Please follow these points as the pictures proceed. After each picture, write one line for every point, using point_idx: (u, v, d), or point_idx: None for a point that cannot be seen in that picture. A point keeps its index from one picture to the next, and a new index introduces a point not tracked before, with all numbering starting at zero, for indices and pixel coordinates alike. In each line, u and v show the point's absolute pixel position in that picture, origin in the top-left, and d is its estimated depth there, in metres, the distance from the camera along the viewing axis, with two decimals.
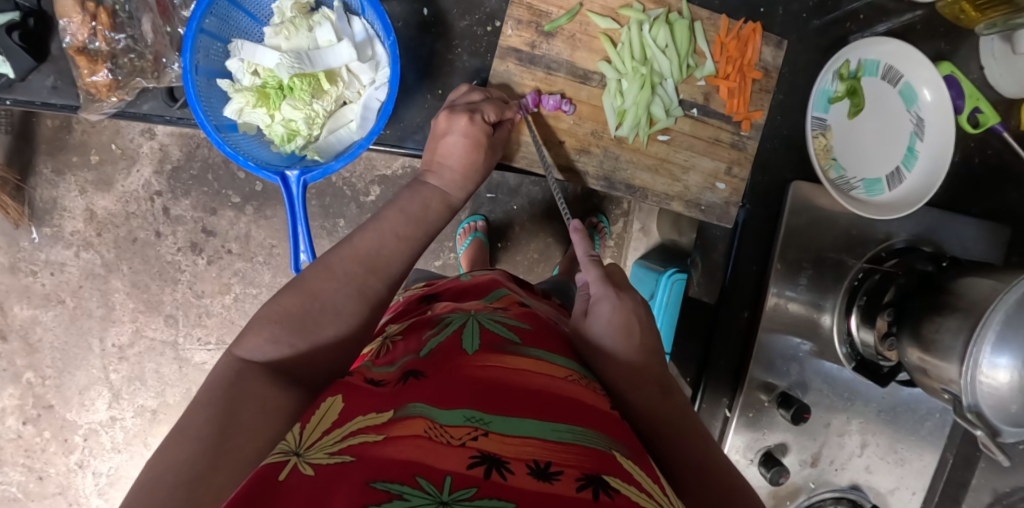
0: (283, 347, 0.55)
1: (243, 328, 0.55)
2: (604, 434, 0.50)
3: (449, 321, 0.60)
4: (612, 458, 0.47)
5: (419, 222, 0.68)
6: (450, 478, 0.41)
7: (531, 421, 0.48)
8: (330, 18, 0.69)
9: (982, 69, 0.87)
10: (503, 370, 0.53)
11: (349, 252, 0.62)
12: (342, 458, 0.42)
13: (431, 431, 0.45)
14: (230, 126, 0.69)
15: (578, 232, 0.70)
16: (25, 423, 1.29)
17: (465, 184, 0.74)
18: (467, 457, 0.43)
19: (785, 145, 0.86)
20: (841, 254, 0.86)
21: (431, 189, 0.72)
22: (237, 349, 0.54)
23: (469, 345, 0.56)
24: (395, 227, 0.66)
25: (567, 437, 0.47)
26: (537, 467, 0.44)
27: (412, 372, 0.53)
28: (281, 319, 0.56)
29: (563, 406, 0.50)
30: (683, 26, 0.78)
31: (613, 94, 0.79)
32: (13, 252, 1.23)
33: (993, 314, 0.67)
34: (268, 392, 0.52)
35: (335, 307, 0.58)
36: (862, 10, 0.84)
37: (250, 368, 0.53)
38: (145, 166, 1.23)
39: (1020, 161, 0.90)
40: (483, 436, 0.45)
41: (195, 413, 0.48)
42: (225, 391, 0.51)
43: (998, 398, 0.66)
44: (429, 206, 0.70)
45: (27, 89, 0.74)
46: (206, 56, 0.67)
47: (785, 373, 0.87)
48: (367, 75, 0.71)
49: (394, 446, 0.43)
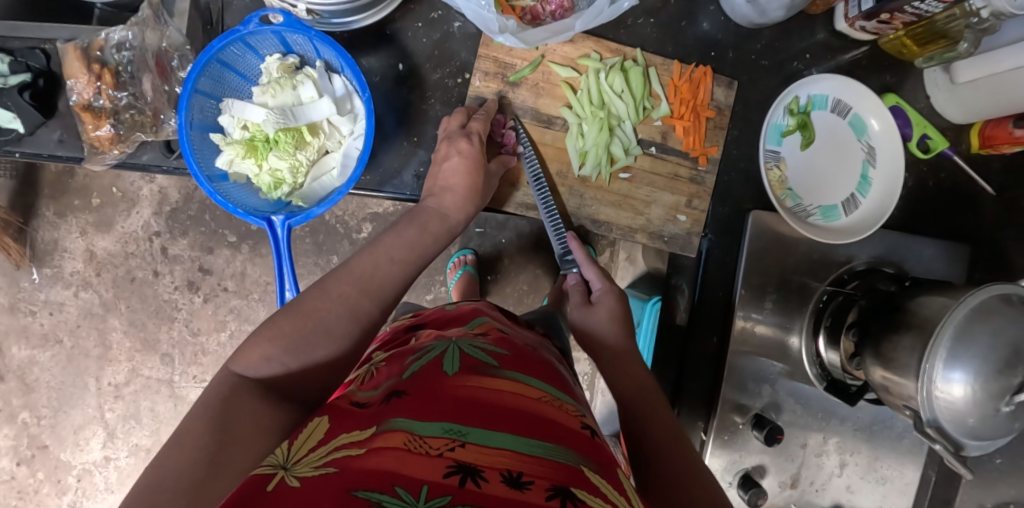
0: (277, 365, 0.60)
1: (241, 346, 0.60)
2: (574, 450, 0.53)
3: (431, 347, 0.64)
4: (580, 472, 0.51)
5: (415, 246, 0.74)
6: (426, 488, 0.44)
7: (505, 434, 0.51)
8: (312, 77, 0.75)
9: (928, 98, 0.93)
10: (480, 390, 0.57)
11: (346, 275, 0.67)
12: (326, 469, 0.46)
13: (410, 442, 0.49)
14: (221, 176, 0.74)
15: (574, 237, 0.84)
16: (19, 463, 1.32)
17: (465, 204, 0.79)
18: (443, 468, 0.46)
19: (743, 177, 0.91)
20: (804, 277, 0.90)
21: (428, 214, 0.77)
22: (234, 365, 0.58)
23: (449, 367, 0.60)
24: (389, 252, 0.71)
25: (538, 450, 0.51)
26: (511, 476, 0.47)
27: (395, 392, 0.57)
28: (276, 339, 0.60)
29: (535, 423, 0.54)
30: (638, 72, 0.85)
31: (575, 136, 0.85)
32: (14, 292, 1.29)
33: (943, 331, 0.69)
34: (261, 406, 0.56)
35: (326, 326, 0.63)
36: (808, 50, 0.91)
37: (245, 383, 0.57)
38: (144, 208, 1.29)
39: (974, 182, 0.95)
40: (460, 447, 0.49)
41: (192, 420, 0.52)
42: (221, 403, 0.54)
43: (954, 412, 0.69)
44: (425, 231, 0.75)
45: (35, 142, 0.79)
46: (200, 113, 0.73)
47: (758, 394, 0.91)
48: (347, 127, 0.77)
49: (375, 457, 0.47)
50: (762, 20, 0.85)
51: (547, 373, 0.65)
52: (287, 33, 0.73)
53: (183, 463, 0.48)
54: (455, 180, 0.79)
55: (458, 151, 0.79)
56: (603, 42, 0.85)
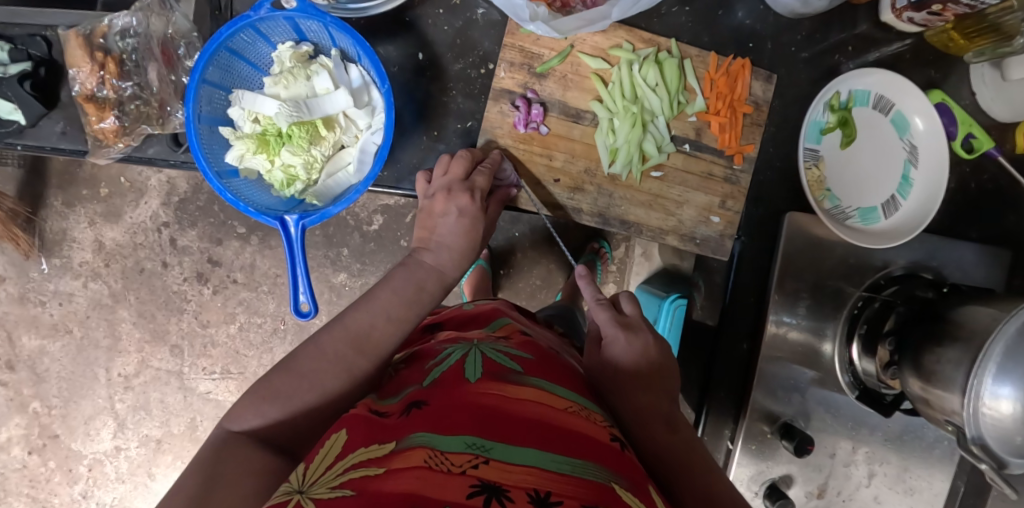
0: (263, 420, 0.58)
1: (235, 404, 0.59)
2: (604, 466, 0.51)
3: (452, 351, 0.62)
4: (611, 490, 0.48)
5: (412, 303, 0.69)
6: None
7: (531, 450, 0.49)
8: (327, 66, 0.70)
9: (974, 95, 0.88)
10: (504, 398, 0.54)
11: (328, 344, 0.63)
12: (343, 491, 0.45)
13: (430, 460, 0.47)
14: (231, 172, 0.70)
15: (583, 277, 0.78)
16: (30, 452, 1.30)
17: (462, 262, 0.74)
18: (467, 487, 0.45)
19: (777, 176, 0.86)
20: (839, 282, 0.86)
21: (426, 269, 0.72)
22: (228, 423, 0.58)
23: (471, 374, 0.58)
24: (387, 308, 0.67)
25: (567, 469, 0.48)
26: (538, 495, 0.45)
27: (415, 402, 0.55)
28: (269, 396, 0.59)
29: (563, 436, 0.52)
30: (673, 64, 0.80)
31: (605, 132, 0.80)
32: (23, 282, 1.26)
33: (993, 345, 0.65)
34: (251, 457, 0.55)
35: (314, 383, 0.61)
36: (850, 41, 0.86)
37: (237, 439, 0.57)
38: (153, 199, 1.26)
39: (1018, 185, 0.89)
40: (484, 464, 0.47)
41: (181, 481, 0.51)
42: (210, 457, 0.54)
43: (1002, 430, 0.65)
44: (423, 290, 0.70)
45: (37, 134, 0.76)
46: (208, 104, 0.69)
47: (788, 402, 0.86)
48: (364, 120, 0.72)
49: (395, 478, 0.45)
50: (805, 9, 0.80)
51: (573, 381, 0.62)
52: (300, 19, 0.68)
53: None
54: (450, 237, 0.74)
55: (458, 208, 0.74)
56: (636, 31, 0.80)
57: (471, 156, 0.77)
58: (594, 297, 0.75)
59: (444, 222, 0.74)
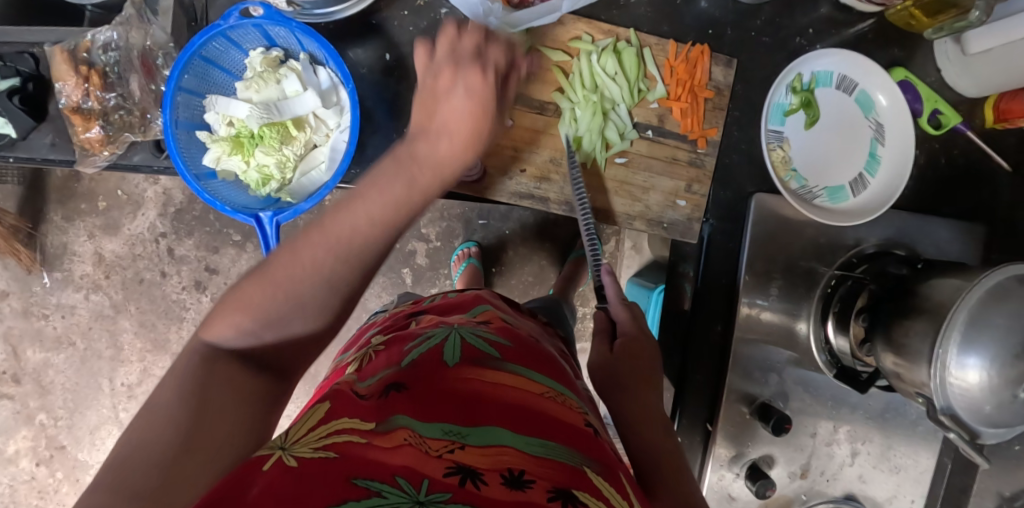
0: (245, 338, 0.58)
1: (211, 314, 0.58)
2: (577, 451, 0.53)
3: (433, 335, 0.64)
4: (582, 473, 0.50)
5: (402, 205, 0.63)
6: (427, 482, 0.44)
7: (507, 433, 0.51)
8: (296, 70, 0.72)
9: (940, 72, 0.89)
10: (481, 384, 0.57)
11: (315, 241, 0.59)
12: (326, 454, 0.45)
13: (411, 439, 0.49)
14: (209, 174, 0.73)
15: (611, 275, 0.80)
16: (38, 464, 1.34)
17: (463, 154, 0.67)
18: (444, 467, 0.46)
19: (745, 160, 0.87)
20: (811, 262, 0.88)
21: (421, 166, 0.64)
22: (204, 334, 0.57)
23: (450, 357, 0.60)
24: (368, 208, 0.61)
25: (541, 450, 0.50)
26: (511, 476, 0.47)
27: (394, 385, 0.56)
28: (248, 310, 0.57)
29: (538, 419, 0.54)
30: (632, 53, 0.82)
31: (568, 121, 0.83)
32: (26, 297, 1.30)
33: (956, 314, 0.67)
34: (234, 379, 0.56)
35: (297, 291, 0.58)
36: (811, 25, 0.87)
37: (217, 356, 0.56)
38: (150, 210, 1.29)
39: (986, 160, 0.91)
40: (459, 449, 0.49)
41: (165, 407, 0.52)
42: (190, 381, 0.54)
43: (970, 399, 0.66)
44: (413, 188, 0.63)
45: (28, 146, 0.80)
46: (185, 110, 0.72)
47: (765, 383, 0.88)
48: (333, 120, 0.75)
49: (374, 450, 0.46)
50: None
51: (549, 368, 0.64)
52: (268, 25, 0.71)
53: (150, 457, 0.48)
54: None
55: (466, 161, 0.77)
56: (595, 23, 0.82)
57: None
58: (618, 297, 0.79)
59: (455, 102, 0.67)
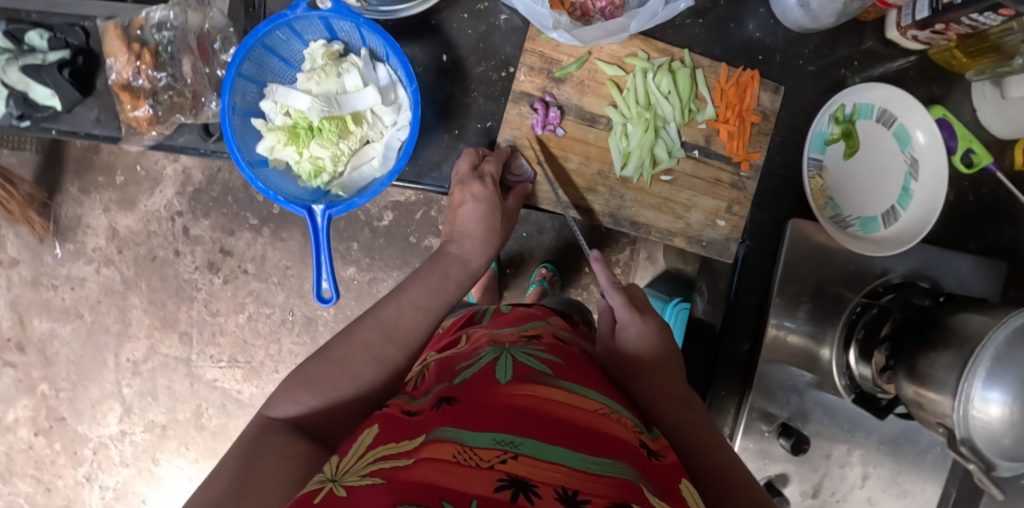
0: (302, 409, 0.62)
1: (274, 393, 0.63)
2: (632, 468, 0.54)
3: (483, 355, 0.66)
4: (639, 491, 0.51)
5: (438, 293, 0.73)
6: (476, 501, 0.46)
7: (560, 450, 0.52)
8: (357, 65, 0.73)
9: (975, 112, 0.91)
10: (535, 398, 0.58)
11: (370, 322, 0.68)
12: (373, 480, 0.49)
13: (460, 454, 0.50)
14: (262, 162, 0.73)
15: (599, 262, 0.80)
16: (37, 434, 1.33)
17: (485, 247, 0.79)
18: (495, 481, 0.48)
19: (782, 185, 0.89)
20: (839, 287, 0.89)
21: (451, 260, 0.77)
22: (268, 410, 0.62)
23: (502, 376, 0.61)
24: (413, 297, 0.72)
25: (596, 468, 0.51)
26: (566, 493, 0.48)
27: (447, 399, 0.58)
28: (305, 385, 0.63)
29: (591, 437, 0.55)
30: (685, 73, 0.83)
31: (619, 136, 0.83)
32: (37, 266, 1.30)
33: (984, 350, 0.68)
34: (288, 444, 0.59)
35: (352, 373, 0.65)
36: (856, 56, 0.88)
37: (275, 424, 0.61)
38: (167, 188, 1.29)
39: (1014, 198, 0.93)
40: (512, 459, 0.50)
41: (222, 462, 0.55)
42: (250, 443, 0.58)
43: (990, 432, 0.68)
44: (448, 278, 0.75)
45: (72, 120, 0.80)
46: (243, 97, 0.72)
47: (786, 403, 0.89)
48: (390, 117, 0.74)
49: (425, 469, 0.48)
50: (814, 25, 0.83)
51: (601, 384, 0.65)
52: (333, 19, 0.71)
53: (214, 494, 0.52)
54: (472, 224, 0.79)
55: (473, 196, 0.78)
56: (651, 40, 0.83)
57: (477, 152, 0.81)
58: (611, 282, 0.78)
59: (465, 212, 0.79)
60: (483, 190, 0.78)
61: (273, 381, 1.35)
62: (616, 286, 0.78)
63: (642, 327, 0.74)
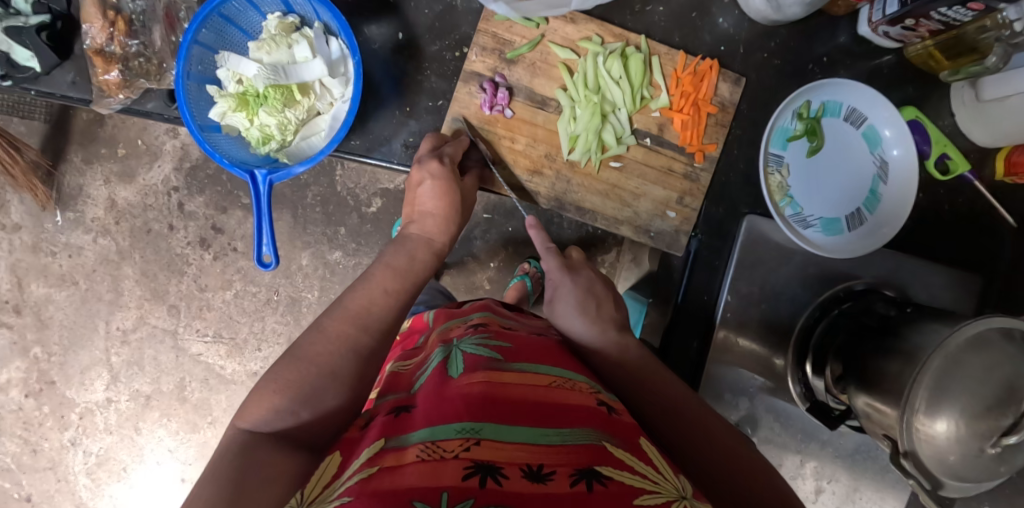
0: (286, 419, 0.60)
1: (247, 402, 0.61)
2: (594, 429, 0.56)
3: (434, 356, 0.67)
4: (603, 450, 0.54)
5: (406, 275, 0.73)
6: (447, 494, 0.47)
7: (520, 429, 0.54)
8: (308, 37, 0.75)
9: (953, 117, 0.89)
10: (485, 383, 0.59)
11: (340, 314, 0.67)
12: (345, 497, 0.48)
13: (424, 454, 0.52)
14: (214, 127, 0.75)
15: (534, 228, 0.83)
16: (27, 396, 1.35)
17: (447, 226, 0.79)
18: (463, 469, 0.49)
19: (741, 180, 0.89)
20: (796, 291, 0.87)
21: (416, 241, 0.77)
22: (241, 421, 0.60)
23: (454, 370, 0.63)
24: (382, 284, 0.71)
25: (557, 439, 0.53)
26: (532, 470, 0.50)
27: (402, 406, 0.60)
28: (281, 390, 0.61)
29: (548, 411, 0.57)
30: (638, 59, 0.83)
31: (568, 120, 0.83)
32: (38, 233, 1.33)
33: (931, 361, 0.65)
34: (275, 458, 0.57)
35: (331, 369, 0.63)
36: (827, 54, 0.88)
37: (256, 438, 0.58)
38: (166, 163, 1.32)
39: (990, 212, 0.91)
40: (476, 445, 0.52)
41: (209, 485, 0.53)
42: (235, 461, 0.56)
43: (936, 448, 0.65)
44: (415, 260, 0.75)
45: (50, 82, 0.82)
46: (198, 64, 0.74)
47: (735, 407, 0.89)
48: (338, 90, 0.77)
49: (391, 476, 0.49)
50: (778, 17, 0.83)
51: (556, 358, 0.67)
52: None
53: None
54: (431, 204, 0.78)
55: (430, 173, 0.78)
56: (607, 26, 0.84)
57: (440, 135, 0.82)
58: (544, 244, 0.83)
59: (423, 192, 0.78)
60: (440, 168, 0.78)
61: (255, 358, 1.37)
62: (550, 247, 0.83)
63: (575, 283, 0.79)
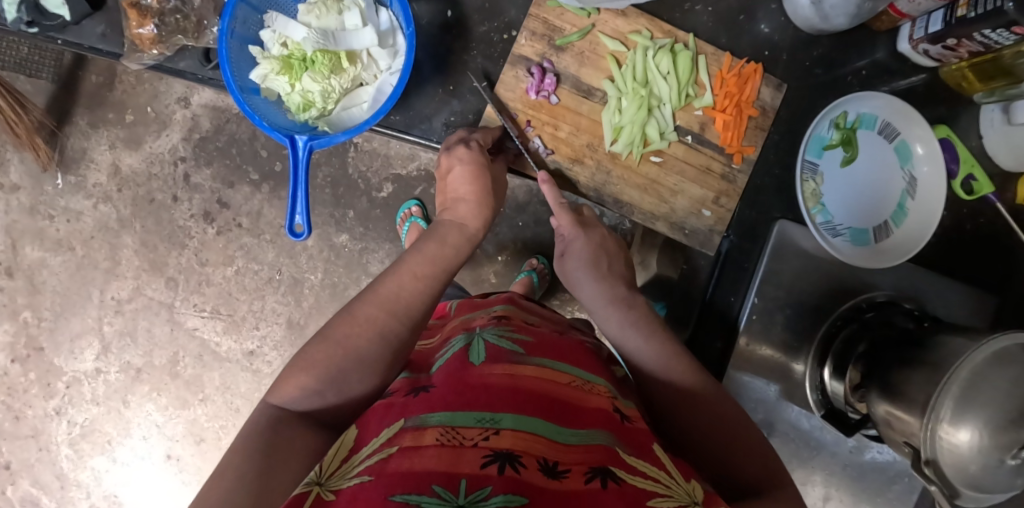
0: (314, 399, 0.59)
1: (277, 380, 0.59)
2: (609, 431, 0.54)
3: (456, 341, 0.65)
4: (617, 453, 0.51)
5: (438, 261, 0.72)
6: (465, 482, 0.44)
7: (538, 423, 0.52)
8: (359, 5, 0.75)
9: (981, 139, 0.89)
10: (507, 376, 0.57)
11: (372, 297, 0.65)
12: (362, 477, 0.47)
13: (443, 438, 0.49)
14: (253, 90, 0.75)
15: (547, 183, 0.80)
16: (13, 361, 1.31)
17: (482, 211, 0.78)
18: (480, 458, 0.47)
19: (776, 184, 0.89)
20: (820, 300, 0.87)
21: (449, 225, 0.76)
22: (272, 398, 0.58)
23: (475, 357, 0.60)
24: (412, 267, 0.69)
25: (573, 438, 0.51)
26: (548, 465, 0.48)
27: (421, 388, 0.58)
28: (311, 369, 0.59)
29: (566, 408, 0.55)
30: (687, 56, 0.83)
31: (612, 111, 0.83)
32: (36, 194, 1.28)
33: (957, 371, 0.63)
34: (301, 438, 0.56)
35: (359, 352, 0.61)
36: (865, 67, 0.89)
37: (285, 416, 0.57)
38: (174, 132, 1.27)
39: (1010, 233, 0.92)
40: (494, 436, 0.50)
41: (235, 459, 0.51)
42: (263, 438, 0.54)
43: (957, 457, 0.61)
44: (446, 243, 0.74)
45: (79, 33, 0.80)
46: (242, 24, 0.74)
47: (752, 410, 0.88)
48: (385, 61, 0.76)
49: (408, 459, 0.47)
50: (825, 27, 0.83)
51: (577, 357, 0.65)
52: None
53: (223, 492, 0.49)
54: (463, 188, 0.78)
55: (458, 159, 0.78)
56: (656, 21, 0.83)
57: (459, 134, 0.81)
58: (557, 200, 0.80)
59: (454, 178, 0.78)
60: (469, 153, 0.78)
61: (252, 337, 1.33)
62: (562, 204, 0.80)
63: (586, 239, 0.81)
